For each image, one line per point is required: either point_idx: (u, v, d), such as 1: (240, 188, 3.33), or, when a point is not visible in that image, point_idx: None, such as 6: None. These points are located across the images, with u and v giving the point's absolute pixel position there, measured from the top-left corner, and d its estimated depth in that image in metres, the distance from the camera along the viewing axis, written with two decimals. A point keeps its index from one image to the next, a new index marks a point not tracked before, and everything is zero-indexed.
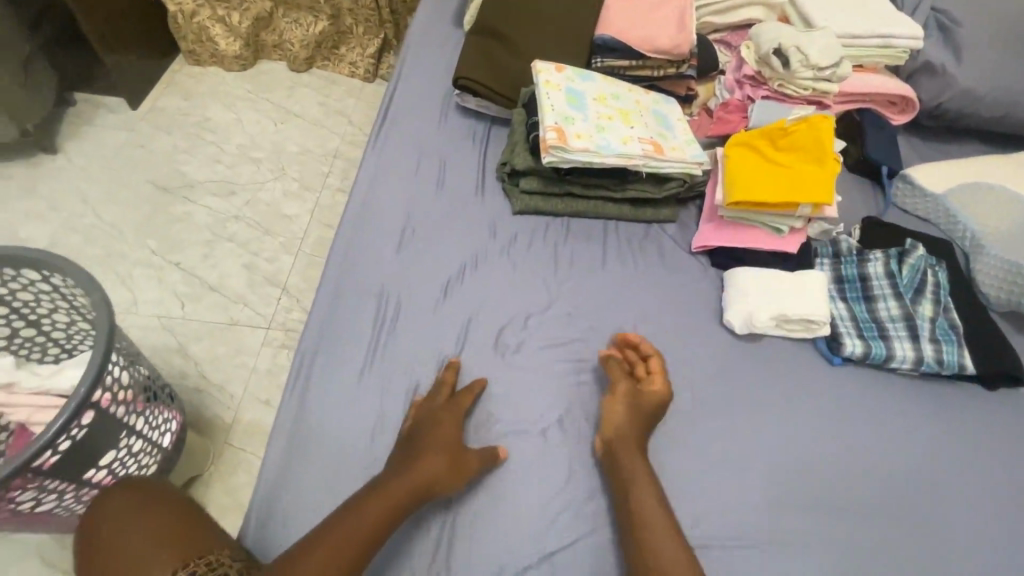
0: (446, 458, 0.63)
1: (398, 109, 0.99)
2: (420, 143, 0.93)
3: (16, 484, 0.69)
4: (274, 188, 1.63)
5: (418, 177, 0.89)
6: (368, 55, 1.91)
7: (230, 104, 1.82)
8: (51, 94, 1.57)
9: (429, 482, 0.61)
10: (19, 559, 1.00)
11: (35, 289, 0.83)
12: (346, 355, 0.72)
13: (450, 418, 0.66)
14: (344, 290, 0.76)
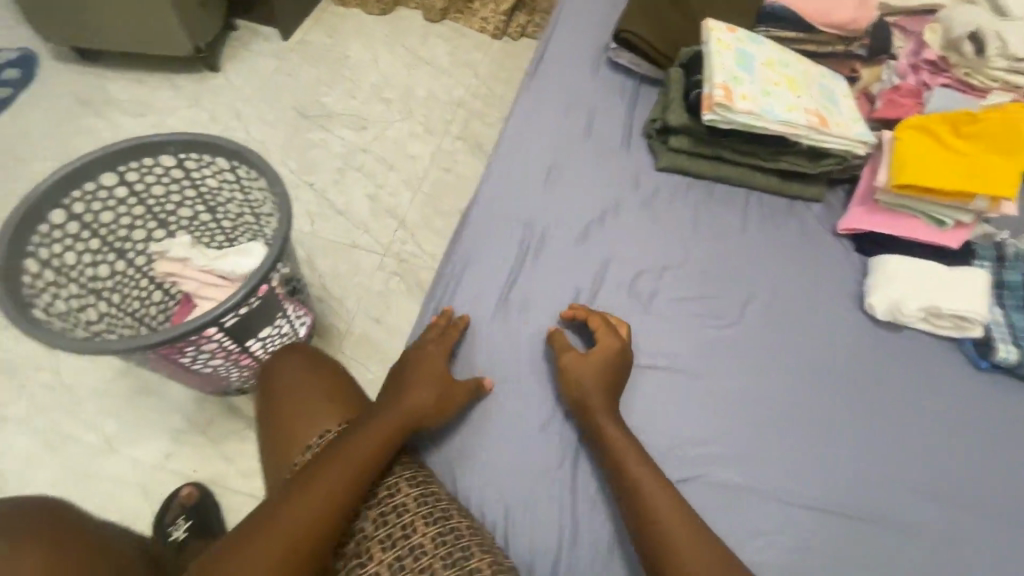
0: (428, 386, 0.67)
1: (551, 58, 1.01)
2: (570, 91, 0.96)
3: (200, 334, 0.79)
4: (401, 128, 1.72)
5: (568, 123, 0.91)
6: (500, 12, 1.96)
7: (369, 45, 1.93)
8: (220, 16, 1.72)
9: (419, 408, 0.65)
10: (168, 413, 1.16)
11: (221, 178, 0.94)
12: (490, 276, 0.77)
13: (428, 352, 0.70)
14: (491, 216, 0.81)
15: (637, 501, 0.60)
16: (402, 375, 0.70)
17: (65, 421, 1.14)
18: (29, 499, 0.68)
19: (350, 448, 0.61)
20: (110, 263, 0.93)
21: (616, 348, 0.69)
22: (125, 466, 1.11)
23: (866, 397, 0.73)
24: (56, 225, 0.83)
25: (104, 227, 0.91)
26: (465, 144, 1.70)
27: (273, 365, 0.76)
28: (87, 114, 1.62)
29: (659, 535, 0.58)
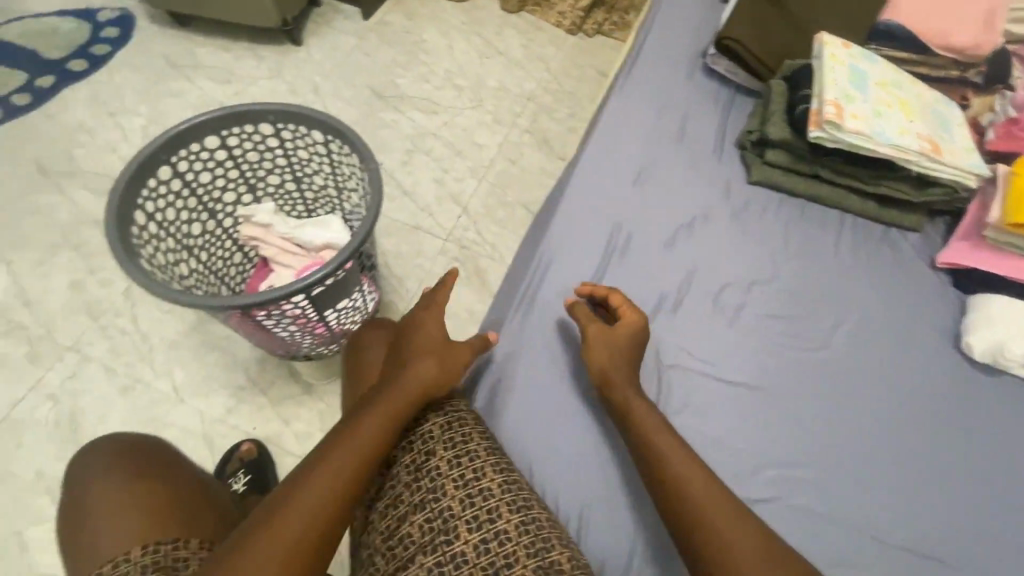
0: (433, 358, 0.68)
1: (645, 59, 1.00)
2: (664, 95, 0.95)
3: (289, 299, 0.82)
4: (471, 116, 1.73)
5: (661, 128, 0.91)
6: (578, 8, 1.95)
7: (445, 31, 1.94)
8: None
9: (425, 380, 0.66)
10: (232, 370, 1.21)
11: (313, 151, 0.97)
12: (575, 273, 0.77)
13: (426, 327, 0.73)
14: (578, 213, 0.81)
15: (691, 505, 0.59)
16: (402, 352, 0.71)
17: (138, 366, 1.20)
18: (112, 435, 0.73)
19: (355, 431, 0.62)
20: (202, 222, 0.98)
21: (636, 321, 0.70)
22: (190, 416, 1.16)
23: (907, 420, 0.72)
24: (163, 180, 0.87)
25: (201, 187, 0.94)
26: (533, 138, 1.70)
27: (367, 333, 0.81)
28: (176, 76, 1.68)
29: (716, 538, 0.56)
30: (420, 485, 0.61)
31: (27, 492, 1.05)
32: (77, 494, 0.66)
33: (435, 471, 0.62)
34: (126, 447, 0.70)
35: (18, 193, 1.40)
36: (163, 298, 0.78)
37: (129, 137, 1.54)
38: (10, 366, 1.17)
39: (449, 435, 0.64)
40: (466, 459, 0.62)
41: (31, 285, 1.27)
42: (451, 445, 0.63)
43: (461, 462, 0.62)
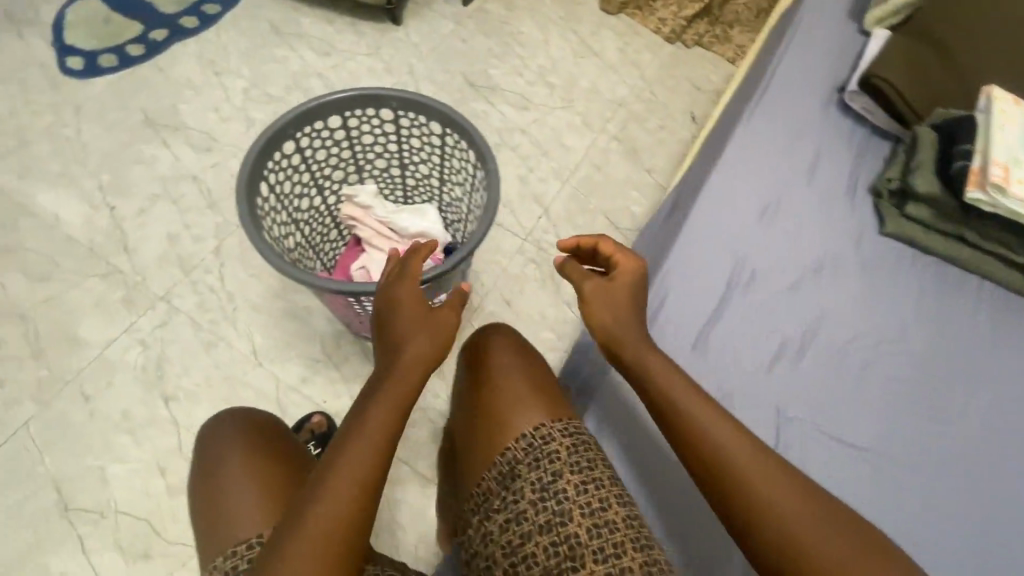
0: (421, 331, 0.74)
1: (777, 86, 0.96)
2: (795, 128, 0.91)
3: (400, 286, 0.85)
4: (560, 116, 1.70)
5: (790, 162, 0.87)
6: (680, 17, 1.91)
7: (543, 25, 1.91)
8: None
9: (421, 355, 0.73)
10: (310, 341, 1.24)
11: (427, 141, 0.97)
12: (695, 304, 0.75)
13: (404, 301, 0.76)
14: (699, 242, 0.79)
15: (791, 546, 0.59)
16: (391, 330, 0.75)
17: (222, 325, 1.24)
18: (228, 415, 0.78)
19: (366, 424, 0.67)
20: (310, 197, 0.99)
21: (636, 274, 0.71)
22: (265, 380, 1.19)
23: (957, 457, 0.70)
24: (286, 154, 0.89)
25: (316, 163, 0.96)
26: (620, 146, 1.66)
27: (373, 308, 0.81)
28: (277, 43, 1.70)
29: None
30: (546, 506, 0.60)
31: (112, 431, 1.11)
32: (203, 461, 0.72)
33: (562, 494, 0.60)
34: (243, 419, 0.76)
35: (124, 140, 1.45)
36: (279, 271, 0.81)
37: (230, 98, 1.57)
38: (106, 307, 1.23)
39: (576, 458, 0.62)
40: (592, 487, 0.61)
41: (130, 231, 1.32)
42: (578, 469, 0.62)
43: (587, 489, 0.61)
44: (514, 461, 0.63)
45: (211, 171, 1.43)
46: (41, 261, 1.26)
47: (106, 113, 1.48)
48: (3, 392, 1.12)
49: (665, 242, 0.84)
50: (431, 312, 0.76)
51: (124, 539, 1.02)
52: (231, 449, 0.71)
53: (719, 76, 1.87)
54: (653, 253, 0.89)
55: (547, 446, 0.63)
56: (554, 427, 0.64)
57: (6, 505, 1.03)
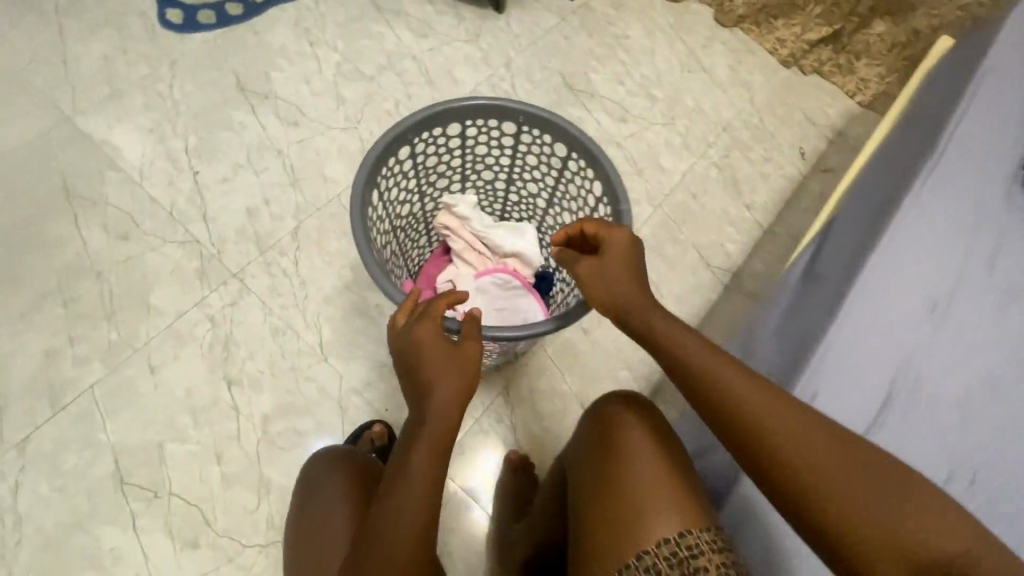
0: (450, 365, 0.70)
1: (955, 153, 0.83)
2: (973, 210, 0.79)
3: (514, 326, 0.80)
4: (660, 133, 1.58)
5: (963, 251, 0.76)
6: (803, 40, 1.74)
7: (650, 29, 1.76)
8: None
9: (456, 392, 0.69)
10: (378, 342, 1.19)
11: (545, 161, 0.90)
12: (853, 416, 0.67)
13: (426, 340, 0.71)
14: (857, 339, 0.70)
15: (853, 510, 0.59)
16: (418, 374, 0.70)
17: (291, 313, 1.20)
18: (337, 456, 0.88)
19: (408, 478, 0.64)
20: (411, 204, 0.93)
21: (626, 243, 0.75)
22: (329, 377, 1.15)
23: None
24: (399, 160, 0.82)
25: (424, 170, 0.89)
26: (719, 175, 1.54)
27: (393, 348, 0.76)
28: (374, 16, 1.61)
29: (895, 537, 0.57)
30: None
31: (175, 408, 1.08)
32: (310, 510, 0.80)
33: None
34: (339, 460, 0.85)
35: (213, 102, 1.40)
36: (380, 287, 0.77)
37: (322, 71, 1.50)
38: (180, 276, 1.20)
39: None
40: None
41: (211, 200, 1.29)
42: None
43: None
44: (652, 568, 0.58)
45: (296, 147, 1.38)
46: (122, 219, 1.24)
47: (199, 72, 1.43)
48: (73, 350, 1.10)
49: (808, 323, 0.75)
50: (456, 347, 0.72)
51: (175, 522, 1.00)
52: (335, 495, 0.79)
53: (835, 110, 1.71)
54: (786, 328, 0.80)
55: (694, 560, 0.58)
56: (700, 537, 0.59)
57: (66, 468, 1.02)
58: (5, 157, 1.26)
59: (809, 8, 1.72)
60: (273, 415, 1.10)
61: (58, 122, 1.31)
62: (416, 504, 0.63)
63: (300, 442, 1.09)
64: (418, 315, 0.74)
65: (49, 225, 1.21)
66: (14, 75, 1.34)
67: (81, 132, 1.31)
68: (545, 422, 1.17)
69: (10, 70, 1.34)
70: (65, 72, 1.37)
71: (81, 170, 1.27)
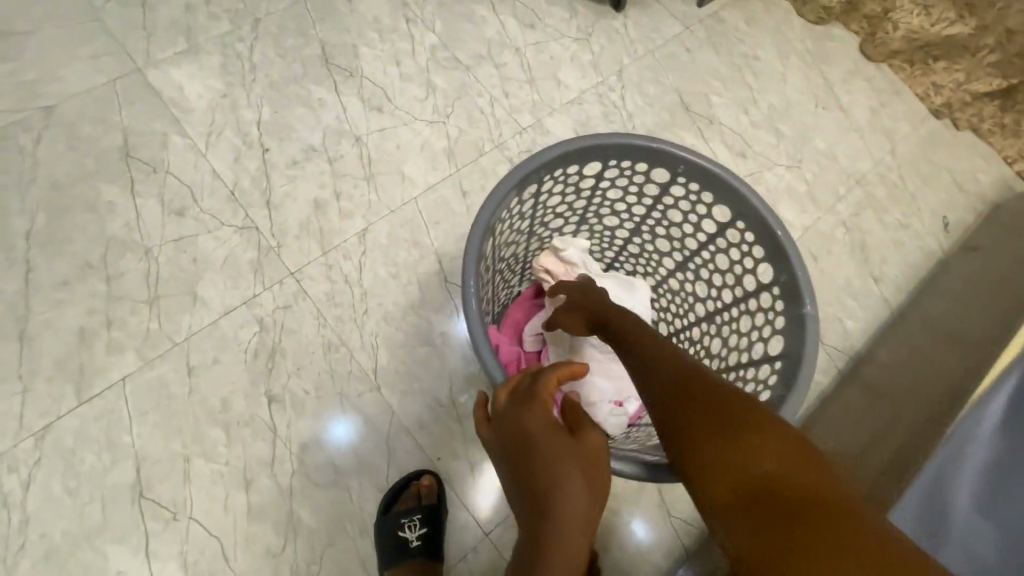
0: (572, 470, 0.49)
1: None
2: None
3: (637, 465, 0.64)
4: (783, 177, 1.37)
5: None
6: (965, 91, 1.48)
7: (785, 53, 1.53)
8: None
9: (583, 512, 0.48)
10: (439, 377, 1.05)
11: (694, 220, 0.74)
12: None
13: (539, 435, 0.52)
14: None
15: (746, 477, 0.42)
16: (528, 483, 0.50)
17: (347, 328, 1.06)
18: None
19: None
20: (516, 245, 0.77)
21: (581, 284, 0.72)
22: (379, 409, 1.01)
23: None
24: (522, 199, 0.67)
25: (543, 211, 0.73)
26: (847, 237, 1.32)
27: (485, 436, 0.58)
28: None
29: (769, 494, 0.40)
30: None
31: (207, 418, 0.96)
32: None
33: None
34: None
35: (294, 74, 1.26)
36: (477, 353, 0.62)
37: (415, 53, 1.34)
38: (233, 267, 1.07)
39: None
40: None
41: (277, 184, 1.15)
42: None
43: None
44: None
45: (376, 136, 1.23)
46: (180, 192, 1.11)
47: (283, 37, 1.28)
48: (108, 335, 0.99)
49: None
50: (575, 440, 0.52)
51: (190, 552, 0.89)
52: None
53: (988, 177, 1.47)
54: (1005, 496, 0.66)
55: None
56: None
57: (82, 470, 0.91)
58: (66, 104, 1.15)
59: (982, 53, 1.44)
60: (312, 444, 0.97)
61: (127, 74, 1.19)
62: None
63: (338, 480, 0.96)
64: (526, 397, 0.54)
65: (103, 187, 1.10)
66: (88, 14, 1.22)
67: (150, 87, 1.19)
68: (613, 501, 1.01)
69: (83, 6, 1.22)
70: (142, 17, 1.24)
71: (145, 130, 1.15)
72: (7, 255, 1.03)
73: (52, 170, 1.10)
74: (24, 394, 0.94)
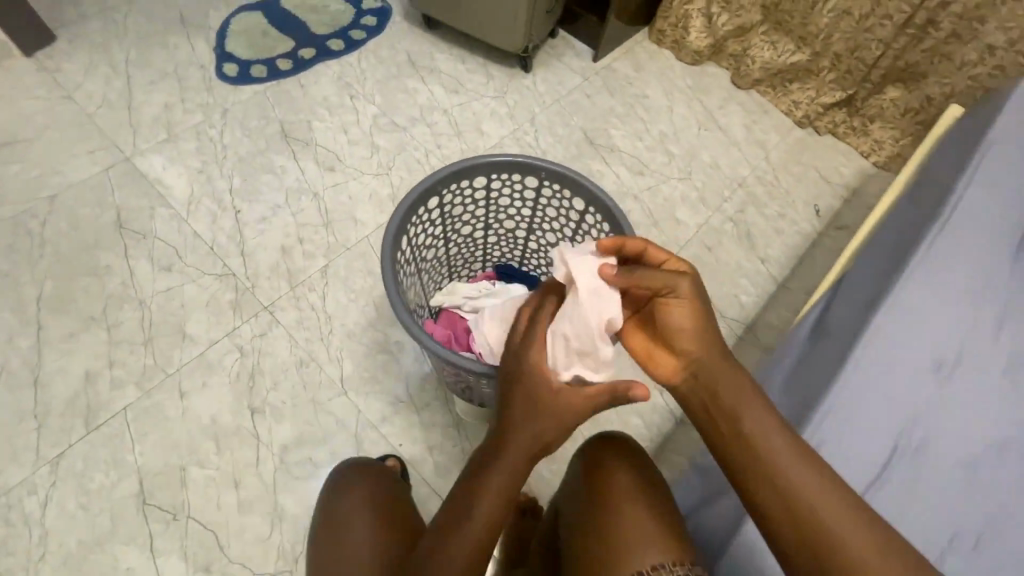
0: (543, 413, 0.70)
1: (967, 207, 0.88)
2: (1000, 275, 0.81)
3: None
4: (676, 187, 1.64)
5: (994, 316, 0.78)
6: (818, 103, 1.80)
7: (669, 91, 1.85)
8: (548, 24, 1.74)
9: (540, 434, 0.70)
10: (397, 378, 1.23)
11: (564, 213, 0.98)
12: (857, 448, 0.67)
13: (524, 375, 0.72)
14: (858, 367, 0.72)
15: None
16: (512, 403, 0.71)
17: (316, 346, 1.25)
18: (349, 482, 0.80)
19: (476, 494, 0.67)
20: (436, 249, 0.99)
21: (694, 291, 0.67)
22: (347, 410, 1.19)
23: None
24: (428, 208, 0.90)
25: (450, 219, 0.96)
26: (734, 229, 1.58)
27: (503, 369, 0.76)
28: (410, 74, 1.73)
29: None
30: None
31: (199, 433, 1.13)
32: (330, 531, 0.75)
33: None
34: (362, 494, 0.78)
35: (259, 148, 1.52)
36: (403, 325, 0.82)
37: (360, 122, 1.61)
38: (215, 307, 1.27)
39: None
40: None
41: (249, 238, 1.37)
42: None
43: None
44: None
45: (331, 190, 1.48)
46: (167, 252, 1.33)
47: (248, 121, 1.55)
48: (111, 374, 1.17)
49: (814, 372, 0.78)
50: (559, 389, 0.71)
51: (191, 546, 1.03)
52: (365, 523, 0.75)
53: (850, 170, 1.76)
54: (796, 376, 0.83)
55: None
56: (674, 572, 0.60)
57: (93, 486, 1.06)
58: (67, 192, 1.38)
59: (823, 73, 1.76)
60: (291, 444, 1.14)
61: (118, 163, 1.43)
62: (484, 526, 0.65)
63: (314, 471, 1.12)
64: (527, 349, 0.73)
65: (101, 254, 1.31)
66: (83, 119, 1.48)
67: (137, 171, 1.43)
68: (553, 464, 1.18)
69: (78, 114, 1.48)
70: (128, 117, 1.50)
71: (135, 205, 1.38)
72: (21, 317, 1.22)
73: (58, 244, 1.31)
74: (40, 429, 1.10)
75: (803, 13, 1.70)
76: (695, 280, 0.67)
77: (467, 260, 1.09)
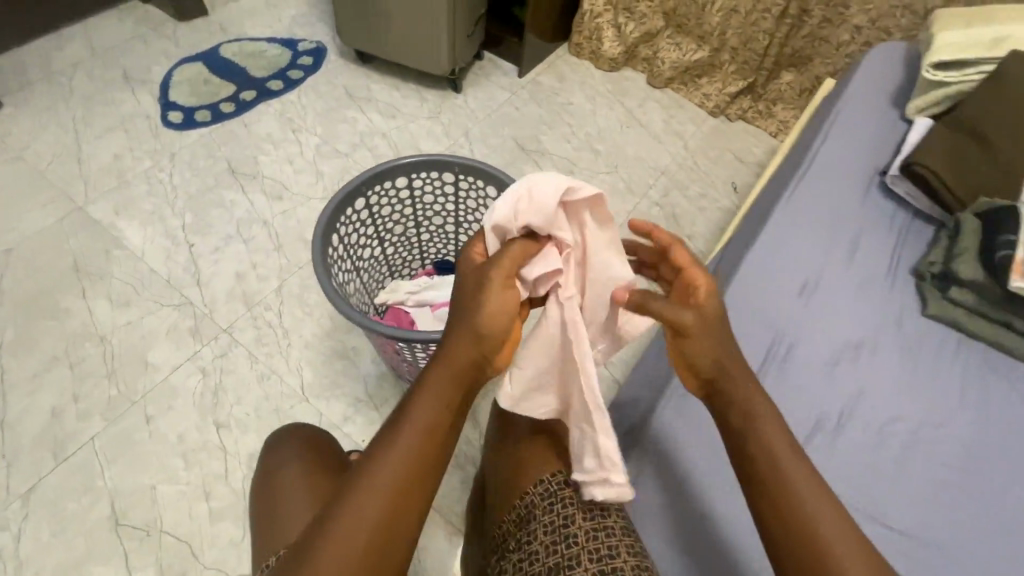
0: (490, 340, 0.62)
1: (825, 160, 1.03)
2: (851, 213, 0.97)
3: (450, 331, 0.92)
4: (605, 181, 1.78)
5: (847, 246, 0.93)
6: (725, 93, 1.97)
7: (591, 96, 2.01)
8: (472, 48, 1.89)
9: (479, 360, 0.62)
10: (356, 379, 1.31)
11: (483, 203, 1.08)
12: None
13: (470, 290, 0.63)
14: (735, 295, 0.86)
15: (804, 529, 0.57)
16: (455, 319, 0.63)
17: (276, 359, 1.32)
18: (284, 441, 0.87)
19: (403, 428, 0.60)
20: (371, 248, 1.09)
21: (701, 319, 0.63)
22: (310, 414, 1.25)
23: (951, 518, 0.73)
24: (357, 209, 1.00)
25: (380, 219, 1.07)
26: (661, 212, 1.72)
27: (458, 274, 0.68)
28: (349, 105, 1.85)
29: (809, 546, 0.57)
30: (553, 509, 0.68)
31: (167, 452, 1.18)
32: (267, 480, 0.83)
33: (569, 517, 0.67)
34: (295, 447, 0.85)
35: (208, 184, 1.60)
36: (348, 317, 0.89)
37: (303, 152, 1.71)
38: (176, 334, 1.33)
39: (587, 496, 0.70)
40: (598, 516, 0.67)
41: (204, 268, 1.45)
42: (591, 517, 0.67)
43: (597, 535, 0.65)
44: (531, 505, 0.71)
45: (280, 217, 1.56)
46: (125, 289, 1.39)
47: (196, 162, 1.64)
48: (76, 408, 1.21)
49: None
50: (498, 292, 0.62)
51: (166, 558, 1.07)
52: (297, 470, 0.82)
53: (762, 149, 1.92)
54: None
55: (561, 492, 0.70)
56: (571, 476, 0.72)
57: (66, 513, 1.10)
58: (23, 244, 1.43)
59: (725, 66, 1.95)
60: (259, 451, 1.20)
61: (71, 212, 1.50)
62: (406, 462, 0.58)
63: None
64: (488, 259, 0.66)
65: (60, 297, 1.36)
66: (34, 175, 1.55)
67: (90, 219, 1.50)
68: None
69: (30, 171, 1.55)
70: (78, 169, 1.58)
71: (90, 250, 1.44)
72: None
73: (17, 293, 1.36)
74: (9, 467, 1.14)
75: (698, 14, 1.89)
76: (707, 311, 0.64)
77: (406, 259, 1.18)
